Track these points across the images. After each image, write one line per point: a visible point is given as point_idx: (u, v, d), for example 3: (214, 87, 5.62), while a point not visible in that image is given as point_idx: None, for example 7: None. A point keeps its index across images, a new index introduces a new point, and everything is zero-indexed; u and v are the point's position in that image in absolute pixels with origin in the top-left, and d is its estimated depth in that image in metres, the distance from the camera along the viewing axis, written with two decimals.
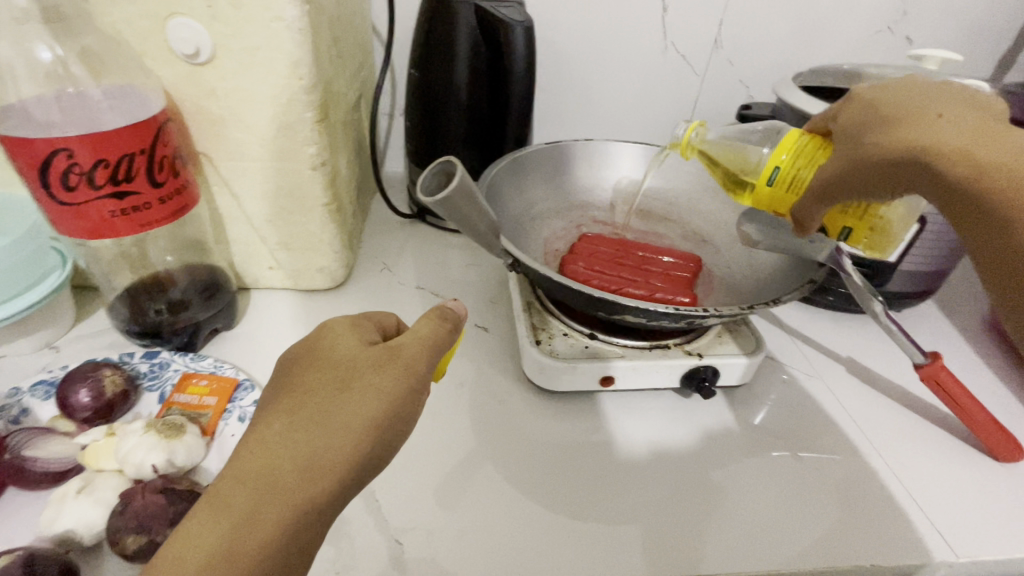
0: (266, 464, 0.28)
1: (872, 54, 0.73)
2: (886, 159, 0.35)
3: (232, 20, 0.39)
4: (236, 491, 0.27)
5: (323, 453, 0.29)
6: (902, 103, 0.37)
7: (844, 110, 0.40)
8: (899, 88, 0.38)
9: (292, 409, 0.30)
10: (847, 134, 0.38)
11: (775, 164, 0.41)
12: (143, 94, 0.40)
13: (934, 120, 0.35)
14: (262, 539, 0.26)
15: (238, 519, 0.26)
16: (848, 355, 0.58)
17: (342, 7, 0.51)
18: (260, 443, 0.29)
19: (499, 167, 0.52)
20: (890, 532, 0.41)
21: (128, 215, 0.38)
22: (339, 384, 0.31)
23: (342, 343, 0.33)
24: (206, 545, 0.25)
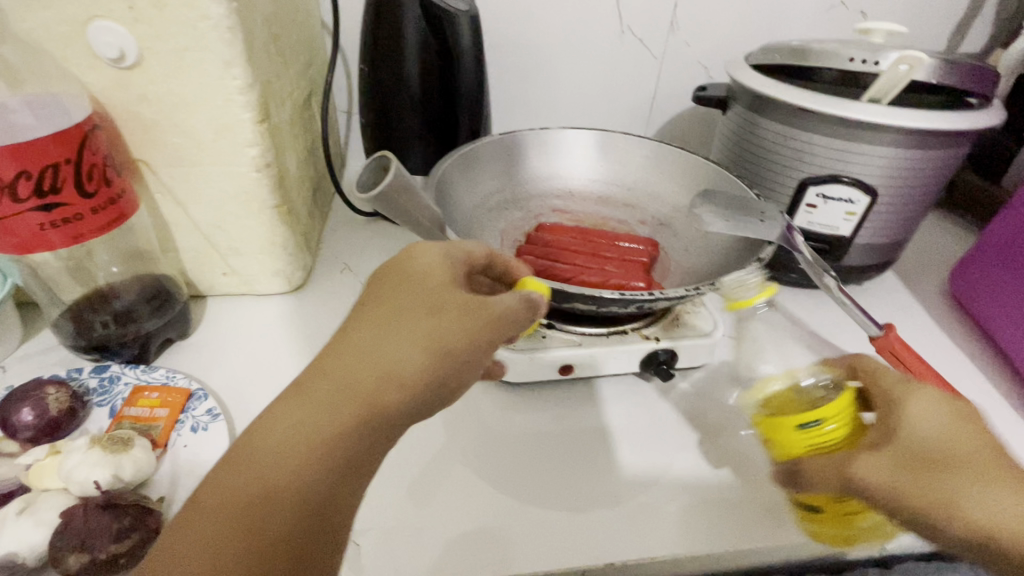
0: (351, 366, 0.29)
1: (828, 29, 0.74)
2: (941, 507, 0.32)
3: (156, 22, 0.38)
4: (322, 381, 0.28)
5: (401, 376, 0.29)
6: (979, 454, 0.34)
7: (908, 420, 0.35)
8: (972, 434, 0.35)
9: (377, 322, 0.30)
10: (921, 458, 0.34)
11: (824, 416, 0.37)
12: (66, 102, 0.38)
13: (1006, 491, 0.32)
14: (338, 430, 0.27)
15: (318, 411, 0.27)
16: (812, 331, 0.58)
17: (280, 4, 0.50)
18: (343, 348, 0.29)
19: (450, 161, 0.51)
20: None
21: (59, 227, 0.37)
22: (424, 310, 0.30)
23: (437, 270, 0.32)
24: (287, 423, 0.27)
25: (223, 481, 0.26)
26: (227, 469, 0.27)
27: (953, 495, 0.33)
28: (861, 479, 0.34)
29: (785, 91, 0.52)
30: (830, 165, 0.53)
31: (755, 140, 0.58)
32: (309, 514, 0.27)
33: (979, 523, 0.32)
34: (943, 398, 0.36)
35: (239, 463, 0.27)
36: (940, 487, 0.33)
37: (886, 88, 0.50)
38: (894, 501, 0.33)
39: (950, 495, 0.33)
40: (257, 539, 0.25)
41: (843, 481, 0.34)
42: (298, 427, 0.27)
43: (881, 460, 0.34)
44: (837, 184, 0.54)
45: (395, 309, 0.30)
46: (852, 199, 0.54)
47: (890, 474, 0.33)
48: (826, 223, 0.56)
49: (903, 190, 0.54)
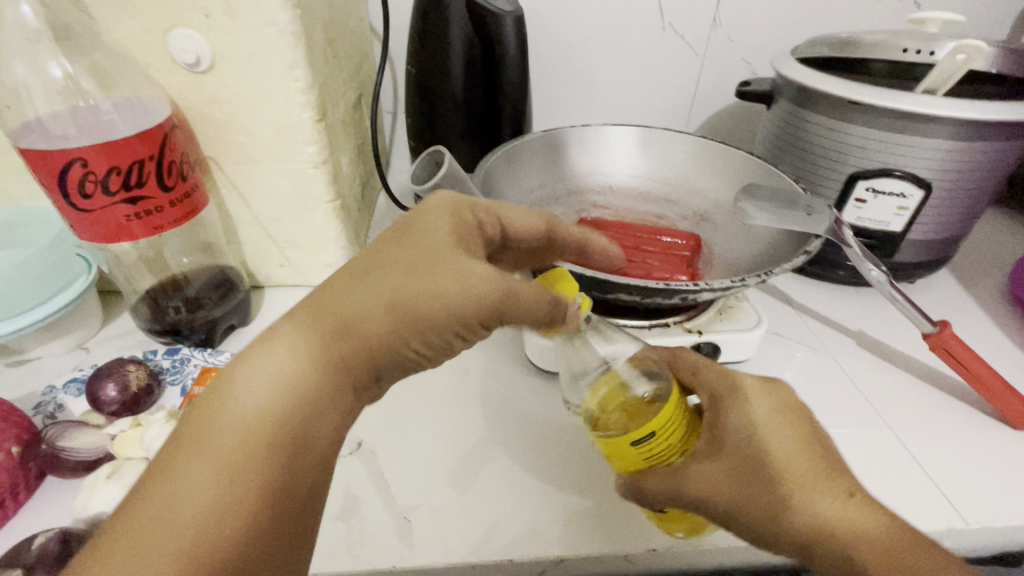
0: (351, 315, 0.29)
1: (878, 20, 0.72)
2: (773, 509, 0.33)
3: (229, 29, 0.41)
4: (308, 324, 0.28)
5: (393, 331, 0.29)
6: (815, 463, 0.34)
7: (734, 422, 0.36)
8: (780, 432, 0.35)
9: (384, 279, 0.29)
10: (749, 468, 0.34)
11: (650, 430, 0.34)
12: (149, 104, 0.42)
13: (828, 495, 0.33)
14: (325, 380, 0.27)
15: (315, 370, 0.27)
16: (859, 329, 0.57)
17: (336, 10, 0.53)
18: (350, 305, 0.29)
19: (495, 156, 0.52)
20: (899, 501, 0.41)
21: (142, 219, 0.41)
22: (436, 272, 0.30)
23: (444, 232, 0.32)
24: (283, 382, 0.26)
25: (213, 440, 0.25)
26: (210, 430, 0.25)
27: (778, 503, 0.33)
28: (699, 493, 0.34)
29: (833, 84, 0.52)
30: (882, 158, 0.52)
31: (800, 134, 0.57)
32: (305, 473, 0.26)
33: (805, 524, 0.32)
34: (762, 391, 0.38)
35: (226, 422, 0.25)
36: (769, 496, 0.33)
37: (942, 82, 0.48)
38: (727, 511, 0.34)
39: (780, 495, 0.33)
40: (256, 503, 0.25)
41: (683, 494, 0.34)
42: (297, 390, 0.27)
43: (715, 467, 0.34)
44: (888, 178, 0.52)
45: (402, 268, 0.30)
46: (904, 193, 0.53)
47: (725, 480, 0.34)
48: (876, 219, 0.55)
49: (959, 184, 0.53)
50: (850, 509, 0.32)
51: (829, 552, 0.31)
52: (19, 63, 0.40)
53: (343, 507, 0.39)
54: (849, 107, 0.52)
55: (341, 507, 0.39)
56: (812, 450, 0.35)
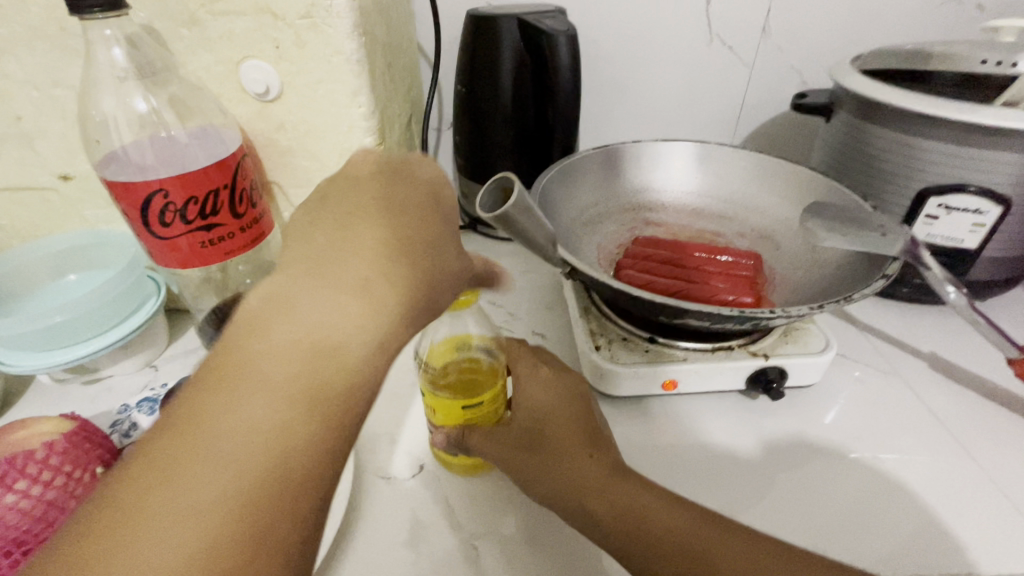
0: (358, 260, 0.30)
1: (939, 26, 0.69)
2: (545, 472, 0.36)
3: (297, 59, 0.42)
4: (317, 269, 0.29)
5: (393, 275, 0.30)
6: (572, 430, 0.38)
7: (527, 393, 0.40)
8: (567, 409, 0.39)
9: (349, 229, 0.32)
10: (534, 438, 0.38)
11: (481, 400, 0.39)
12: (222, 132, 0.43)
13: (587, 454, 0.37)
14: (341, 323, 0.28)
15: (318, 325, 0.28)
16: (930, 349, 0.54)
17: (393, 34, 0.53)
18: (327, 252, 0.30)
19: (550, 175, 0.52)
20: (987, 538, 0.38)
21: (215, 245, 0.42)
22: (400, 223, 0.33)
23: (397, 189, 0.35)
24: (288, 335, 0.27)
25: (243, 419, 0.25)
26: (228, 393, 0.26)
27: (552, 472, 0.36)
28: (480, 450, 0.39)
29: (904, 97, 0.50)
30: (957, 173, 0.50)
31: (865, 148, 0.55)
32: (316, 414, 0.27)
33: (561, 484, 0.36)
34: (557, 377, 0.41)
35: (254, 397, 0.26)
36: (554, 468, 0.36)
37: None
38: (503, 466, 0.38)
39: (547, 458, 0.37)
40: (291, 447, 0.26)
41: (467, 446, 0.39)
42: (299, 334, 0.28)
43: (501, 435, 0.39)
44: (963, 194, 0.50)
45: (367, 221, 0.32)
46: (980, 209, 0.51)
47: (502, 444, 0.38)
48: (948, 235, 0.53)
49: None
50: (586, 468, 0.36)
51: (583, 508, 0.35)
52: (107, 98, 0.41)
53: (410, 532, 0.39)
54: (919, 120, 0.50)
55: (407, 533, 0.39)
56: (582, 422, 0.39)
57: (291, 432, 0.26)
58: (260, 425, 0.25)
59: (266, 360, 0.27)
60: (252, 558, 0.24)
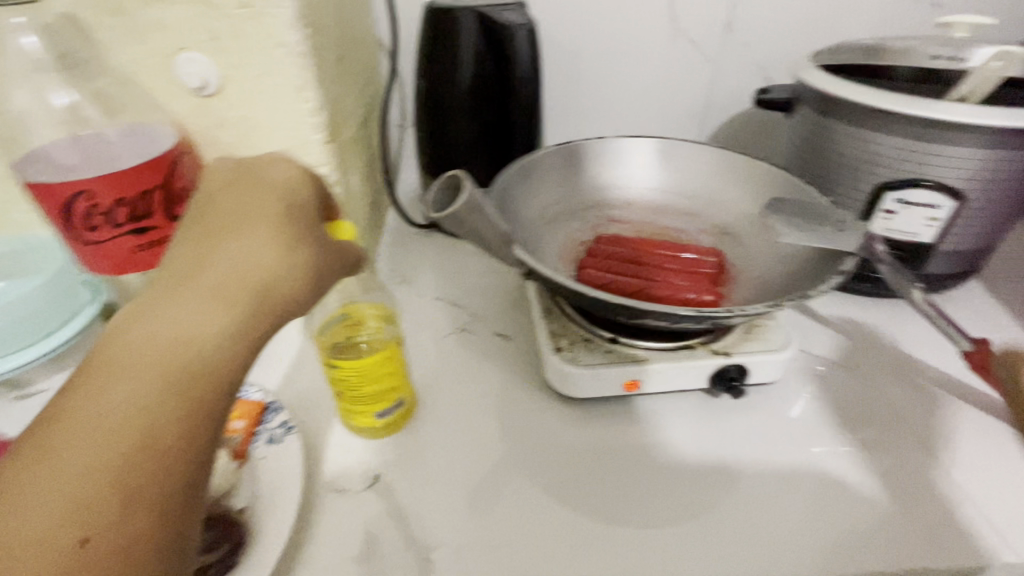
0: (227, 265, 0.32)
1: (897, 23, 0.70)
2: None
3: (237, 52, 0.40)
4: (187, 278, 0.31)
5: (267, 274, 0.33)
6: None
7: None
8: None
9: (227, 226, 0.35)
10: None
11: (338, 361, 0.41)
12: (155, 131, 0.40)
13: None
14: (213, 317, 0.30)
15: (190, 321, 0.29)
16: (890, 343, 0.55)
17: (345, 25, 0.51)
18: (211, 245, 0.34)
19: (509, 173, 0.51)
20: (944, 532, 0.39)
21: (151, 248, 0.40)
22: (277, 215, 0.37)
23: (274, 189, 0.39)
24: (162, 331, 0.28)
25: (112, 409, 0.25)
26: (90, 390, 0.25)
27: None
28: None
29: (862, 92, 0.50)
30: (912, 168, 0.50)
31: (825, 143, 0.55)
32: (200, 395, 0.27)
33: None
34: None
35: (123, 389, 0.26)
36: None
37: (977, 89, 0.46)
38: None
39: None
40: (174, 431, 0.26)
41: None
42: (178, 323, 0.29)
43: None
44: (919, 189, 0.51)
45: (242, 216, 0.36)
46: (936, 204, 0.51)
47: None
48: (905, 230, 0.53)
49: (993, 194, 0.51)
50: None
51: None
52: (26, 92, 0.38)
53: (362, 547, 0.38)
54: (876, 115, 0.50)
55: (360, 548, 0.38)
56: None
57: (174, 393, 0.26)
58: (138, 387, 0.26)
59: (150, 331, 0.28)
60: (129, 516, 0.23)
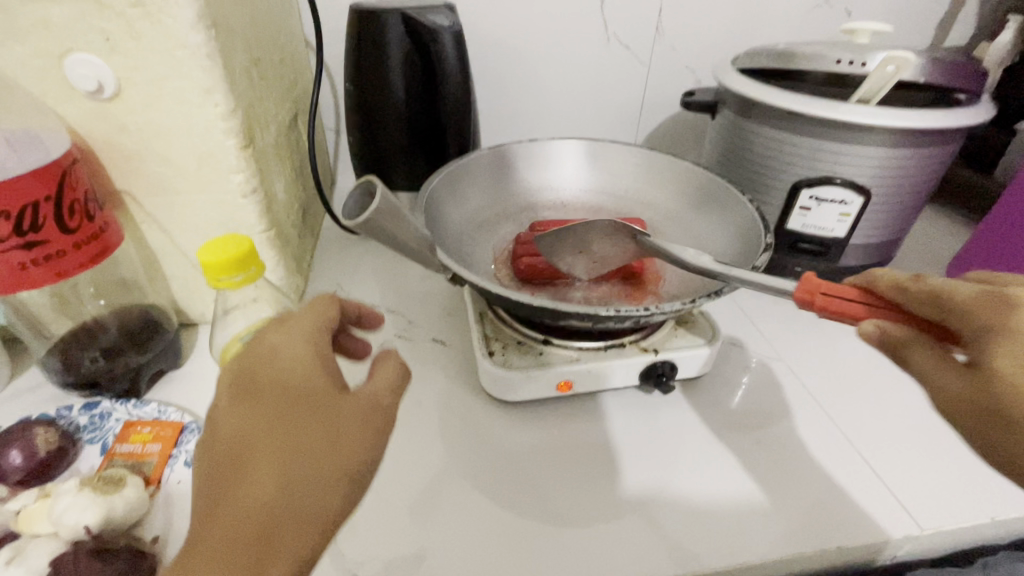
0: (263, 374, 0.28)
1: (813, 28, 0.74)
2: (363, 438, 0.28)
3: (135, 53, 0.37)
4: (242, 410, 0.27)
5: (300, 371, 0.28)
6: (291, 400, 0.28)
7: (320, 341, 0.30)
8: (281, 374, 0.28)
9: (251, 423, 0.27)
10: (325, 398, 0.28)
11: None
12: (44, 137, 0.37)
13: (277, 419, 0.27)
14: (275, 431, 0.27)
15: (266, 448, 0.26)
16: (811, 333, 0.58)
17: (261, 26, 0.49)
18: (239, 442, 0.26)
19: (438, 177, 0.50)
20: (855, 511, 0.41)
21: (42, 265, 0.37)
22: (302, 412, 0.27)
23: (287, 355, 0.29)
24: (249, 463, 0.26)
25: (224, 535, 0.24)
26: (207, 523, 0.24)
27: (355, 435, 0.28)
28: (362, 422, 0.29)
29: (775, 94, 0.52)
30: (823, 167, 0.53)
31: (745, 144, 0.57)
32: (289, 496, 0.25)
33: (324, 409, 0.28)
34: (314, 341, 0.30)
35: (229, 518, 0.24)
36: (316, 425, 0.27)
37: (874, 90, 0.49)
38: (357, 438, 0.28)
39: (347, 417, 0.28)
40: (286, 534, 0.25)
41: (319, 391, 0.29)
42: (262, 451, 0.26)
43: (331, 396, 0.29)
44: (829, 187, 0.53)
45: (269, 407, 0.27)
46: (845, 200, 0.54)
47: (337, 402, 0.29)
48: (820, 225, 0.56)
49: (896, 190, 0.54)
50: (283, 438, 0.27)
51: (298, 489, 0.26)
52: None
53: None
54: (788, 117, 0.52)
55: None
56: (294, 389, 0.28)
57: (260, 512, 0.25)
58: (228, 522, 0.24)
59: (186, 563, 0.23)
60: None
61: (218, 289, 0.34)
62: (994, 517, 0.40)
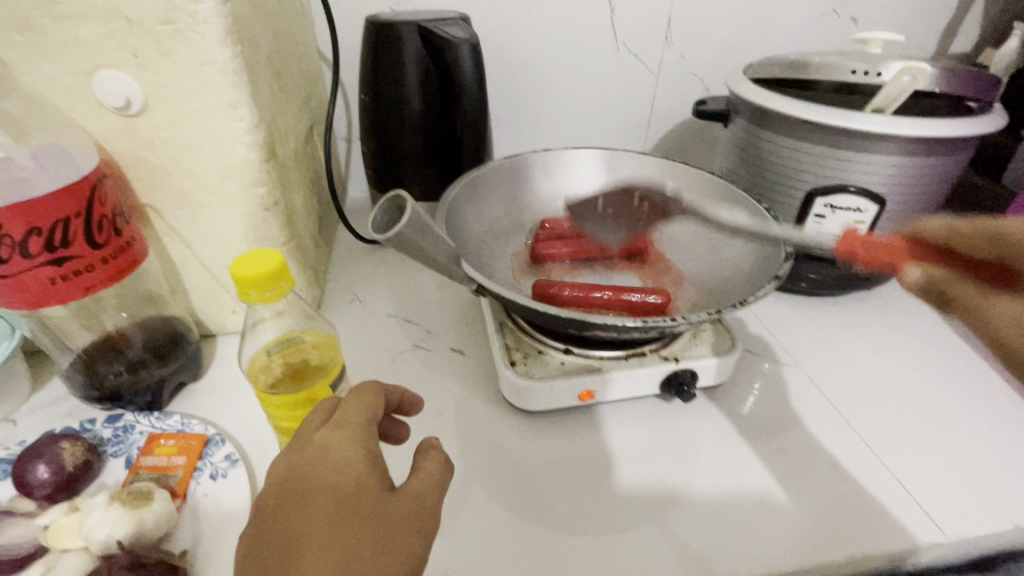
0: (311, 469, 0.28)
1: (821, 36, 0.74)
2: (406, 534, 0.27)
3: (162, 69, 0.38)
4: (292, 508, 0.27)
5: (348, 467, 0.29)
6: (337, 493, 0.27)
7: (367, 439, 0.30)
8: (327, 468, 0.28)
9: (300, 526, 0.26)
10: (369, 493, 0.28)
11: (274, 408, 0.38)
12: (72, 153, 0.38)
13: (323, 515, 0.27)
14: (322, 529, 0.26)
15: (315, 548, 0.26)
16: (825, 339, 0.58)
17: (281, 40, 0.50)
18: (287, 547, 0.26)
19: (457, 188, 0.51)
20: (880, 518, 0.41)
21: (71, 280, 0.37)
22: (350, 514, 0.27)
23: (334, 449, 0.29)
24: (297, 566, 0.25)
25: None
26: None
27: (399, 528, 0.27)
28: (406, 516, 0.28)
29: (789, 104, 0.52)
30: (837, 177, 0.53)
31: (758, 153, 0.58)
32: None
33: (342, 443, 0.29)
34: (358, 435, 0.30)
35: None
36: (360, 520, 0.27)
37: (888, 101, 0.50)
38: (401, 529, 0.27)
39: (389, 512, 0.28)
40: None
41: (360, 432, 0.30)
42: (309, 554, 0.25)
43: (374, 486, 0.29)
44: (845, 195, 0.54)
45: (319, 508, 0.27)
46: (860, 208, 0.54)
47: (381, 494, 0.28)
48: (834, 233, 0.57)
49: (909, 198, 0.54)
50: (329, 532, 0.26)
51: None
52: None
53: None
54: (802, 127, 0.53)
55: None
56: (339, 484, 0.28)
57: None
58: None
59: None
60: None
61: (248, 304, 0.34)
62: (1017, 522, 0.40)
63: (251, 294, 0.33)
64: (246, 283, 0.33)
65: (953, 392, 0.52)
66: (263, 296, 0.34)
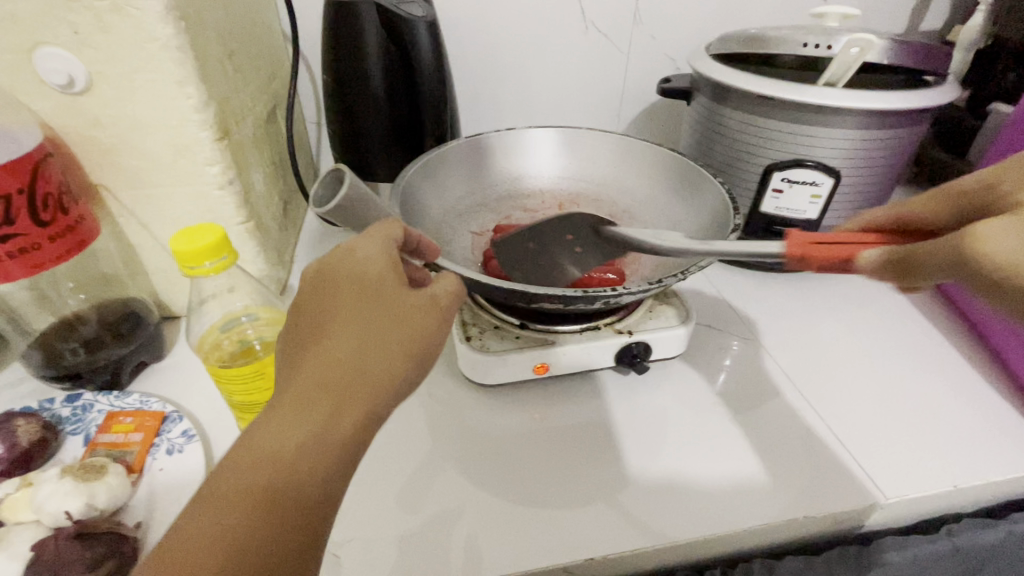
0: (334, 270, 0.30)
1: (790, 14, 0.75)
2: (420, 332, 0.29)
3: (104, 46, 0.38)
4: (317, 300, 0.29)
5: (369, 267, 0.30)
6: (357, 288, 0.29)
7: (389, 251, 0.31)
8: (350, 270, 0.30)
9: (325, 313, 0.29)
10: (388, 290, 0.30)
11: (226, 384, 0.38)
12: (16, 131, 0.38)
13: (347, 303, 0.29)
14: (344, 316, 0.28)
15: (339, 330, 0.28)
16: (786, 313, 0.59)
17: (235, 19, 0.49)
18: (314, 328, 0.28)
19: (413, 169, 0.51)
20: (825, 481, 0.42)
21: (18, 258, 0.37)
22: (372, 299, 0.29)
23: (358, 254, 0.31)
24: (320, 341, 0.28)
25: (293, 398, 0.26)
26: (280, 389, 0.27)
27: (416, 323, 0.29)
28: (422, 316, 0.30)
29: (746, 80, 0.53)
30: (794, 151, 0.54)
31: (719, 130, 0.58)
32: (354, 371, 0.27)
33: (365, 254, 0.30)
34: (381, 247, 0.31)
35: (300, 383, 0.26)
36: (381, 311, 0.29)
37: (841, 73, 0.50)
38: (416, 324, 0.29)
39: (405, 310, 0.29)
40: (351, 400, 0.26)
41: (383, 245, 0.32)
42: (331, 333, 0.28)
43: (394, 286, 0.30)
44: (802, 168, 0.54)
45: (343, 295, 0.29)
46: (818, 181, 0.55)
47: (398, 293, 0.30)
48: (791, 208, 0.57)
49: (866, 171, 0.55)
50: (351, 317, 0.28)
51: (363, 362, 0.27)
52: None
53: None
54: (760, 102, 0.53)
55: None
56: (362, 281, 0.30)
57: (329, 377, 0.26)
58: (299, 386, 0.26)
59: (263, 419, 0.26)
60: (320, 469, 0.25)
61: (191, 278, 0.34)
62: (956, 485, 0.42)
63: (194, 269, 0.34)
64: (186, 259, 0.33)
65: (908, 363, 0.53)
66: (204, 271, 0.34)
